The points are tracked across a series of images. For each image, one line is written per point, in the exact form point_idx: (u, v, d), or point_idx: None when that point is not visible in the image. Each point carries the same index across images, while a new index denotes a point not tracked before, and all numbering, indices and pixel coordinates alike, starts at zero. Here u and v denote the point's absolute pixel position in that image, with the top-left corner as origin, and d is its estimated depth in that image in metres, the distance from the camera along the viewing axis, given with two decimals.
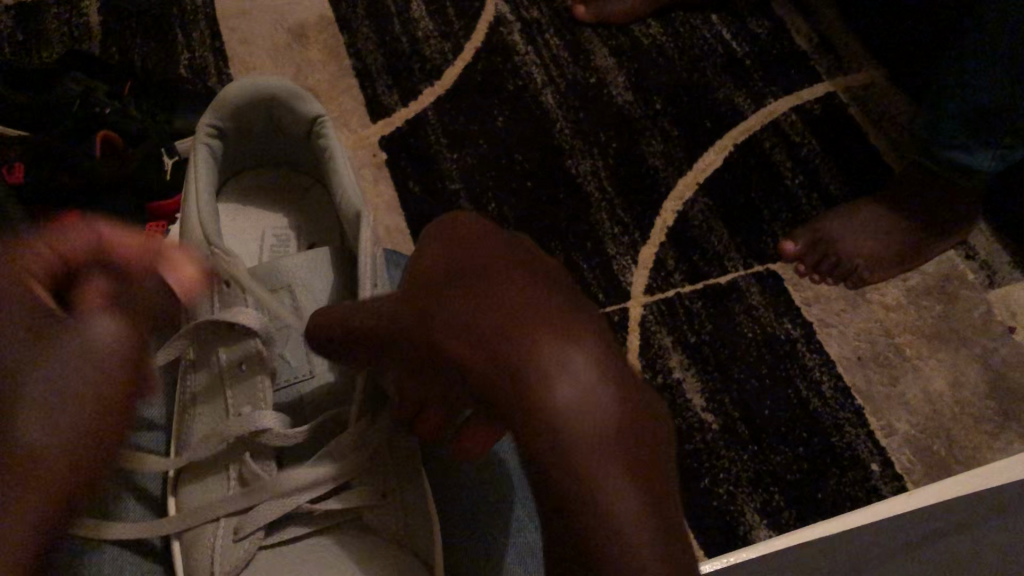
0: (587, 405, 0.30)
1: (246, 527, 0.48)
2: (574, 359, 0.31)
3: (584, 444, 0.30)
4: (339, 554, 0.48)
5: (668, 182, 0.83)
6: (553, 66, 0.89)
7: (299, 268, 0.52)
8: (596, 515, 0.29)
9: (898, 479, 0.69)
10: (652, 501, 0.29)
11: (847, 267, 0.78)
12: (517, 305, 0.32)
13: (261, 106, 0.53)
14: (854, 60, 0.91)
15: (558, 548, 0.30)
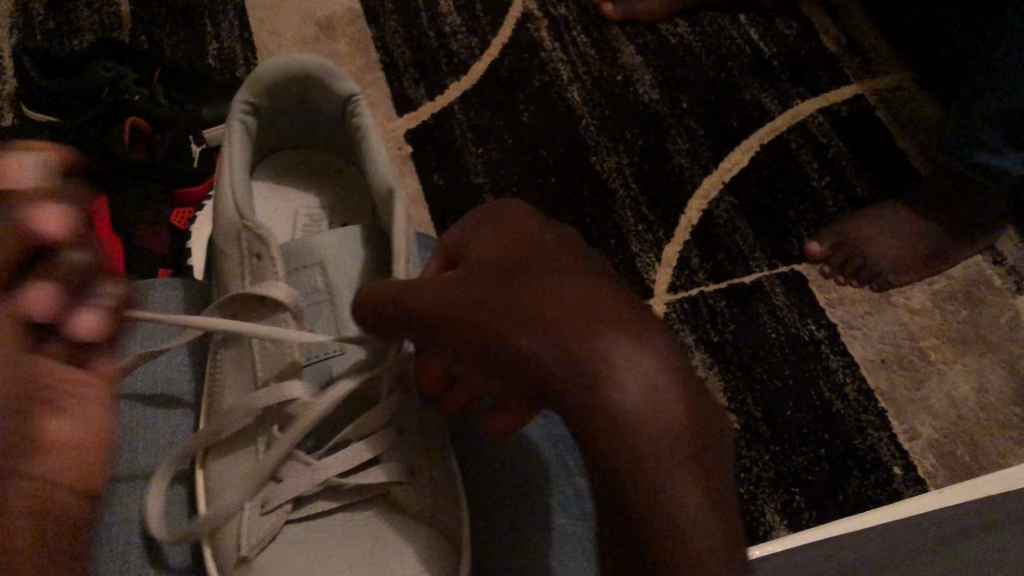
0: (649, 395, 0.28)
1: (273, 500, 0.47)
2: (635, 349, 0.29)
3: (644, 431, 0.28)
4: (367, 530, 0.47)
5: (693, 181, 0.83)
6: (579, 63, 0.89)
7: (330, 244, 0.51)
8: (650, 505, 0.27)
9: (921, 483, 0.69)
10: (711, 492, 0.28)
11: (872, 269, 0.77)
12: (576, 294, 0.31)
13: (295, 84, 0.52)
14: (882, 63, 0.90)
15: (613, 534, 0.29)
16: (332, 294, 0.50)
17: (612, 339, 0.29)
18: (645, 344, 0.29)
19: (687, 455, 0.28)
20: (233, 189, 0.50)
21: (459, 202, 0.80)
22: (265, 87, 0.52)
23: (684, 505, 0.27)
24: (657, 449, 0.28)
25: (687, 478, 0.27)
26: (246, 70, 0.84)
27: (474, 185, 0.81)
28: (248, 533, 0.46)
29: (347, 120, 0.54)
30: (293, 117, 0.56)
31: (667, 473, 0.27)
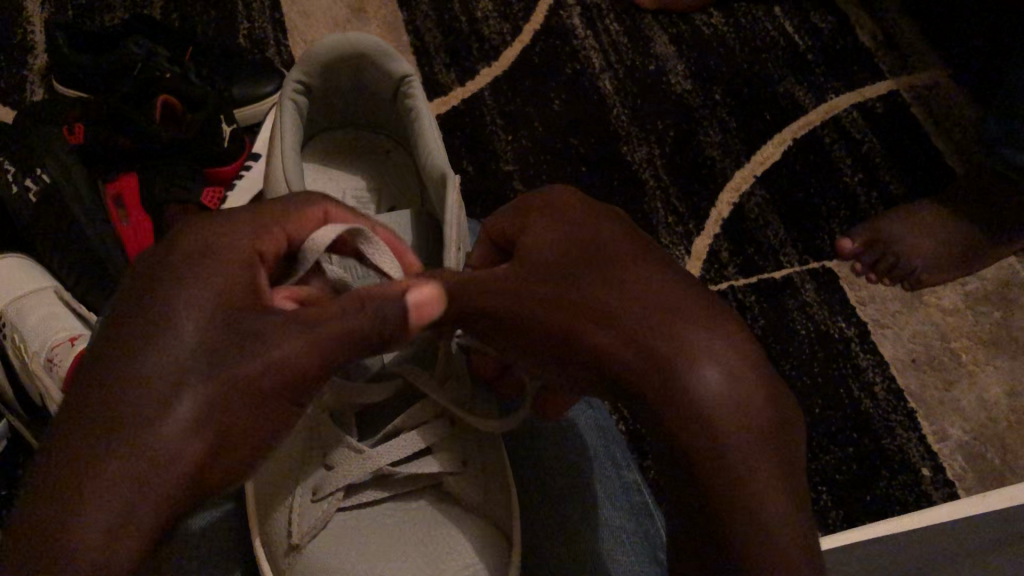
0: (735, 393, 0.31)
1: (326, 487, 0.47)
2: (721, 351, 0.31)
3: (731, 427, 0.30)
4: (421, 518, 0.47)
5: (725, 173, 0.82)
6: (611, 51, 0.88)
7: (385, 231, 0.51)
8: (738, 490, 0.29)
9: (950, 485, 0.68)
10: (790, 478, 0.30)
11: (905, 268, 0.76)
12: (658, 299, 0.33)
13: (347, 63, 0.52)
14: (918, 59, 0.89)
15: (691, 521, 0.31)
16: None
17: (702, 344, 0.32)
18: (736, 352, 0.32)
19: (775, 457, 0.30)
20: (285, 163, 0.50)
21: (488, 188, 0.79)
22: (319, 66, 0.52)
23: (774, 501, 0.29)
24: (754, 451, 0.30)
25: (776, 476, 0.30)
26: (276, 51, 0.84)
27: (504, 172, 0.80)
28: (300, 520, 0.46)
29: (398, 99, 0.54)
30: (343, 96, 0.56)
31: (750, 455, 0.30)
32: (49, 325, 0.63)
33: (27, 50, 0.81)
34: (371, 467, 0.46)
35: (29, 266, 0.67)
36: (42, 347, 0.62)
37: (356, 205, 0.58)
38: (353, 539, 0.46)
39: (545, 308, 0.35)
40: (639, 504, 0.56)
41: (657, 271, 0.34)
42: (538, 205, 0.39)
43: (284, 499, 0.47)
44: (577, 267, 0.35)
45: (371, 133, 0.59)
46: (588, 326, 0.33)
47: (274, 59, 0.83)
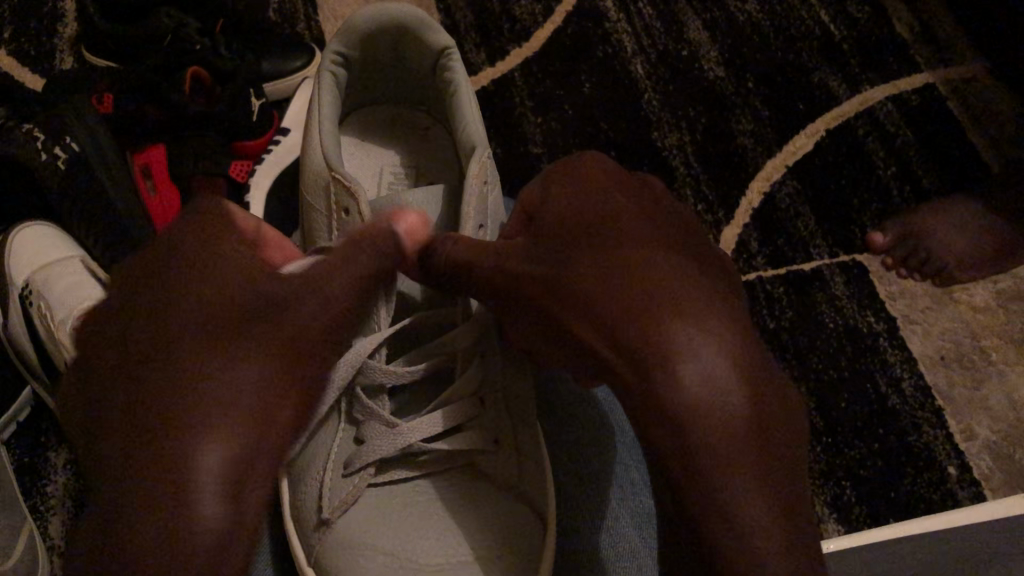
0: (708, 372, 0.34)
1: (357, 461, 0.47)
2: (696, 333, 0.35)
3: (700, 401, 0.34)
4: (450, 496, 0.47)
5: (756, 162, 0.81)
6: (643, 35, 0.86)
7: (419, 205, 0.51)
8: (702, 457, 0.34)
9: (976, 485, 0.67)
10: (756, 455, 0.33)
11: (937, 265, 0.75)
12: (646, 277, 0.37)
13: (387, 35, 0.52)
14: (956, 52, 0.87)
15: (673, 486, 0.35)
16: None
17: (676, 322, 0.35)
18: (709, 335, 0.35)
19: (752, 442, 0.33)
20: (322, 134, 0.49)
21: (515, 170, 0.79)
22: (359, 37, 0.51)
23: (739, 474, 0.33)
24: (735, 429, 0.34)
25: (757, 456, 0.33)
26: (306, 26, 0.83)
27: (532, 155, 0.80)
28: (331, 493, 0.46)
29: (438, 74, 0.53)
30: (381, 70, 0.55)
31: (714, 428, 0.33)
32: (75, 293, 0.63)
33: (58, 19, 0.80)
34: (403, 443, 0.47)
35: (54, 236, 0.67)
36: (66, 315, 0.61)
37: (393, 179, 0.57)
38: (387, 514, 0.46)
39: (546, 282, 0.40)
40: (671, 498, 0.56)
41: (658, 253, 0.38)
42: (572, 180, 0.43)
43: (316, 470, 0.47)
44: (583, 246, 0.39)
45: (409, 108, 0.59)
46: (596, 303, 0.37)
47: (304, 34, 0.83)
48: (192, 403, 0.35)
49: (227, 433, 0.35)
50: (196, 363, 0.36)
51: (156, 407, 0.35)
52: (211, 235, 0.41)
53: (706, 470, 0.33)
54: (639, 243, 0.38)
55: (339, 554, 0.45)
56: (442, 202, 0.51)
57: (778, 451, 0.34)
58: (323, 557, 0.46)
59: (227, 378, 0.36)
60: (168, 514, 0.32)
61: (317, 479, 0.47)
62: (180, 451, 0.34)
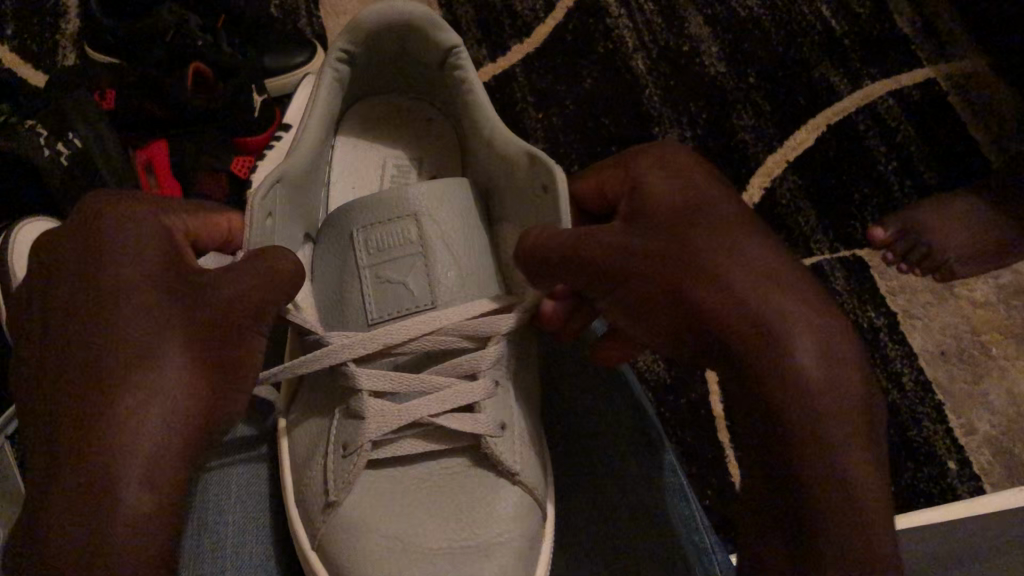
0: (828, 354, 0.36)
1: (354, 441, 0.47)
2: (817, 321, 0.37)
3: (831, 380, 0.35)
4: (455, 479, 0.47)
5: (757, 157, 0.81)
6: (645, 30, 0.86)
7: (426, 198, 0.51)
8: (829, 433, 0.34)
9: (976, 479, 0.68)
10: (867, 437, 0.35)
11: (939, 259, 0.75)
12: (761, 264, 0.38)
13: (392, 31, 0.52)
14: (957, 46, 0.87)
15: (771, 465, 0.36)
16: (425, 245, 0.50)
17: (796, 306, 0.37)
18: (825, 321, 0.37)
19: (863, 422, 0.35)
20: None
21: None
22: (363, 34, 0.51)
23: (853, 450, 0.34)
24: (837, 406, 0.35)
25: (855, 432, 0.35)
26: (308, 21, 0.83)
27: None
28: (334, 475, 0.47)
29: (444, 71, 0.54)
30: (385, 66, 0.55)
31: (842, 409, 0.35)
32: None
33: (60, 15, 0.80)
34: (403, 420, 0.47)
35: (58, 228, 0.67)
36: None
37: (397, 172, 0.58)
38: (388, 501, 0.46)
39: (653, 259, 0.40)
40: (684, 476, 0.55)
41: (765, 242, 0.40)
42: (645, 164, 0.45)
43: (319, 459, 0.48)
44: (691, 225, 0.40)
45: (413, 99, 0.59)
46: (672, 279, 0.39)
47: (305, 30, 0.83)
48: (109, 424, 0.36)
49: (143, 450, 0.36)
50: (114, 378, 0.37)
51: (84, 416, 0.36)
52: (128, 232, 0.41)
53: (827, 445, 0.34)
54: (740, 229, 0.40)
55: (341, 539, 0.45)
56: (451, 199, 0.52)
57: (872, 430, 0.36)
58: (325, 542, 0.46)
59: (142, 393, 0.37)
60: (94, 527, 0.34)
61: (320, 467, 0.48)
62: (105, 468, 0.35)
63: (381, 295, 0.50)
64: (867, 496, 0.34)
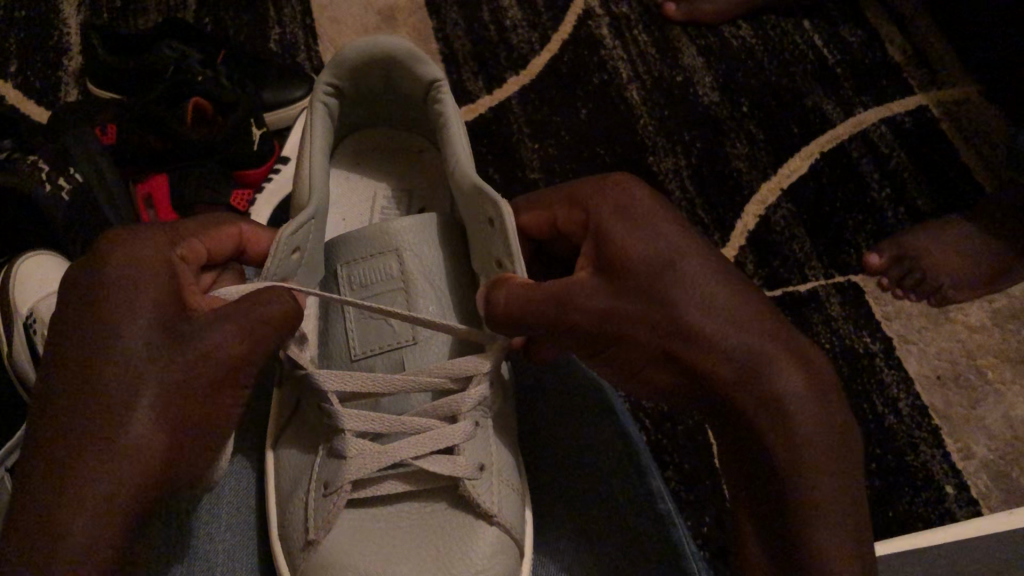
0: (818, 410, 0.38)
1: (336, 482, 0.47)
2: (800, 378, 0.38)
3: (822, 439, 0.37)
4: (432, 520, 0.47)
5: (751, 186, 0.82)
6: (639, 62, 0.88)
7: (408, 232, 0.51)
8: (829, 493, 0.36)
9: (975, 504, 0.67)
10: (855, 475, 0.38)
11: (932, 285, 0.76)
12: (738, 319, 0.40)
13: (376, 66, 0.52)
14: (948, 75, 0.88)
15: (772, 524, 0.38)
16: (408, 279, 0.50)
17: (784, 365, 0.39)
18: (807, 372, 0.39)
19: (851, 463, 0.38)
20: (312, 162, 0.50)
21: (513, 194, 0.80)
22: (347, 69, 0.52)
23: (845, 498, 0.37)
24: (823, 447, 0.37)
25: (846, 473, 0.37)
26: (307, 56, 0.84)
27: (530, 180, 0.81)
28: (315, 514, 0.47)
29: (429, 103, 0.54)
30: (376, 97, 0.56)
31: (836, 463, 0.37)
32: None
33: (63, 52, 0.82)
34: (383, 461, 0.47)
35: (59, 264, 0.68)
36: None
37: (387, 206, 0.58)
38: (366, 533, 0.47)
39: (646, 322, 0.41)
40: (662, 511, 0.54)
41: (736, 283, 0.41)
42: (597, 199, 0.45)
43: (301, 496, 0.48)
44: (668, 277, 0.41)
45: (403, 134, 0.60)
46: (653, 331, 0.41)
47: (304, 64, 0.84)
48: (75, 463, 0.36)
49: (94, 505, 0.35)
50: (90, 456, 0.36)
51: (50, 485, 0.35)
52: (129, 275, 0.40)
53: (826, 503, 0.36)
54: (712, 271, 0.41)
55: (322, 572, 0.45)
56: (432, 232, 0.52)
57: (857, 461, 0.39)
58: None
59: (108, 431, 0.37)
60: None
61: (304, 504, 0.48)
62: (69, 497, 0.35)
63: (365, 331, 0.51)
64: (850, 525, 0.36)
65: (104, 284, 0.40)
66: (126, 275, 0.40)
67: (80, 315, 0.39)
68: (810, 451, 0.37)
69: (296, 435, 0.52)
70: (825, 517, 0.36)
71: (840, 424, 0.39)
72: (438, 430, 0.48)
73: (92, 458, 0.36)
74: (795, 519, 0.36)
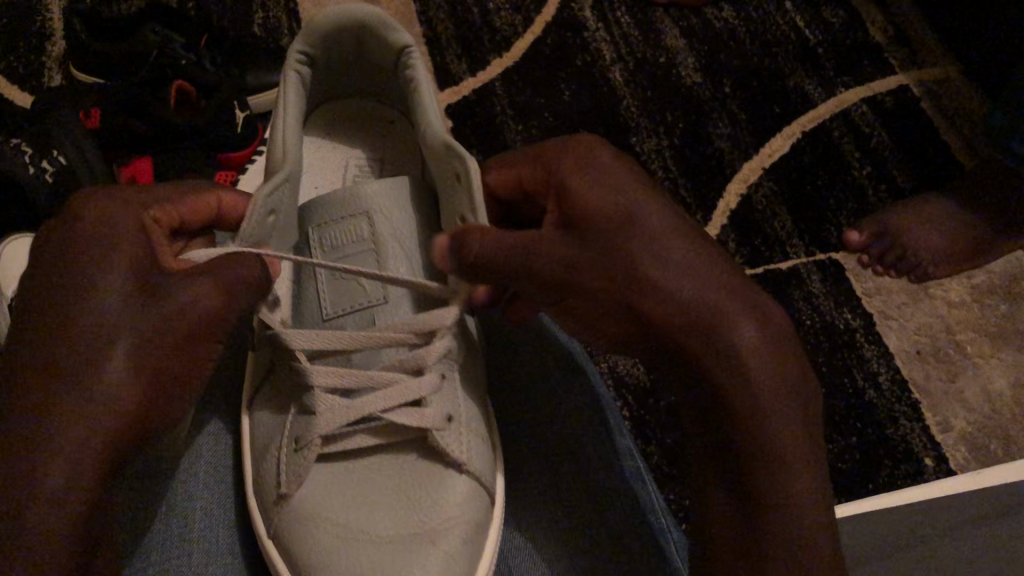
0: (771, 353, 0.40)
1: (309, 436, 0.48)
2: (752, 324, 0.41)
3: (775, 379, 0.40)
4: (403, 473, 0.48)
5: (732, 165, 0.82)
6: (622, 44, 0.88)
7: (378, 194, 0.52)
8: (781, 429, 0.39)
9: (953, 476, 0.68)
10: (809, 414, 0.40)
11: (912, 261, 0.76)
12: (693, 271, 0.43)
13: (348, 33, 0.53)
14: (929, 54, 0.89)
15: (728, 464, 0.39)
16: (377, 239, 0.51)
17: (736, 313, 0.41)
18: (758, 320, 0.42)
19: (804, 405, 0.40)
20: (285, 127, 0.50)
21: None
22: (319, 36, 0.52)
23: (798, 435, 0.39)
24: (780, 391, 0.40)
25: (799, 412, 0.40)
26: (290, 39, 0.85)
27: None
28: (288, 469, 0.48)
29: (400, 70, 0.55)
30: (344, 67, 0.56)
31: (789, 403, 0.40)
32: None
33: (46, 38, 0.82)
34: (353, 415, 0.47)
35: None
36: None
37: (359, 172, 0.59)
38: (340, 488, 0.47)
39: (607, 273, 0.43)
40: (630, 468, 0.56)
41: (690, 238, 0.44)
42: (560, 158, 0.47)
43: (275, 451, 0.49)
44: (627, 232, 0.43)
45: (373, 103, 0.60)
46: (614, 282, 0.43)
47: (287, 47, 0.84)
48: (51, 407, 0.37)
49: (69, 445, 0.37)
50: (67, 400, 0.38)
51: (17, 449, 0.36)
52: (104, 236, 0.42)
53: (779, 439, 0.38)
54: (667, 228, 0.44)
55: (296, 526, 0.46)
56: (402, 192, 0.53)
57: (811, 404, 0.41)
58: (279, 529, 0.47)
59: (85, 397, 0.38)
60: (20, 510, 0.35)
61: (277, 459, 0.48)
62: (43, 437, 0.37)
63: (336, 291, 0.51)
64: (801, 460, 0.38)
65: (79, 249, 0.41)
66: (102, 236, 0.42)
67: (56, 271, 0.41)
68: (764, 391, 0.39)
69: (269, 391, 0.52)
70: (780, 452, 0.38)
71: (794, 367, 0.41)
72: (407, 382, 0.48)
73: (68, 402, 0.38)
74: (751, 456, 0.38)
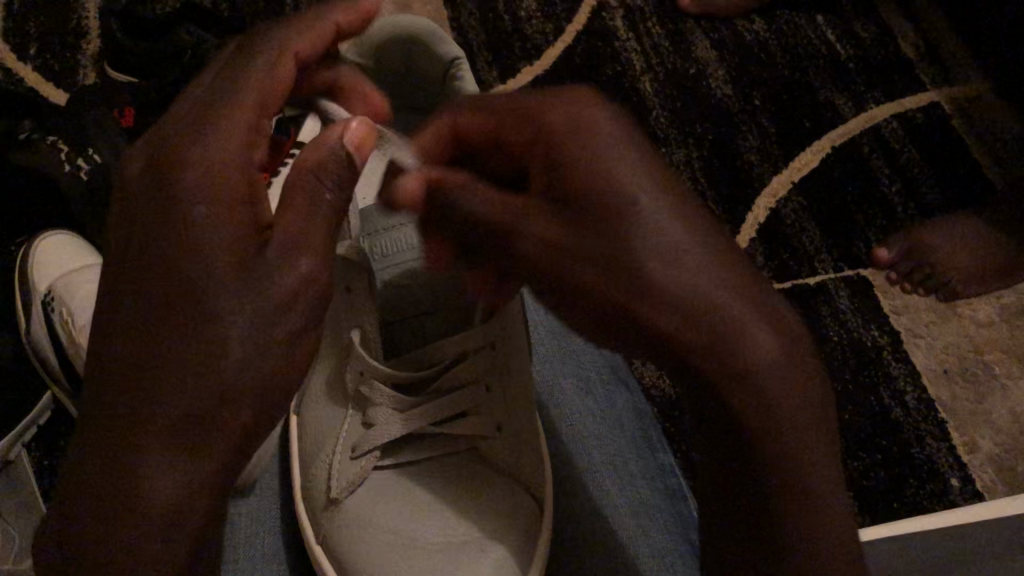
0: (786, 384, 0.34)
1: (363, 445, 0.48)
2: (766, 342, 0.34)
3: (787, 415, 0.34)
4: (455, 482, 0.48)
5: (762, 178, 0.82)
6: (653, 54, 0.88)
7: None
8: (803, 469, 0.34)
9: (979, 497, 0.68)
10: (814, 454, 0.35)
11: (942, 279, 0.76)
12: (707, 262, 0.34)
13: (399, 47, 0.53)
14: (959, 73, 0.89)
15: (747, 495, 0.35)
16: None
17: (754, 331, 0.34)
18: (777, 338, 0.34)
19: (818, 441, 0.35)
20: None
21: None
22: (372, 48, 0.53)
23: (821, 476, 0.35)
24: (793, 427, 0.34)
25: (820, 453, 0.35)
26: None
27: None
28: (340, 475, 0.48)
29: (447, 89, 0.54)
30: None
31: (801, 440, 0.34)
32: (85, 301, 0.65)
33: (81, 36, 0.83)
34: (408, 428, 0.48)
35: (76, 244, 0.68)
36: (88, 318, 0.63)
37: None
38: (392, 496, 0.47)
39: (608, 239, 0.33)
40: (666, 485, 0.56)
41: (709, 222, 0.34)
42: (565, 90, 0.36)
43: (326, 455, 0.49)
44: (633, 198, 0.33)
45: None
46: (620, 278, 0.33)
47: None
48: (140, 420, 0.31)
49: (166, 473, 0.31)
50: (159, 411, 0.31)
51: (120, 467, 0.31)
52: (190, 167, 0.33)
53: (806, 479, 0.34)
54: (682, 203, 0.34)
55: (347, 532, 0.46)
56: None
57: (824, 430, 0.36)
58: (329, 535, 0.47)
59: (183, 396, 0.31)
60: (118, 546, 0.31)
61: (327, 465, 0.48)
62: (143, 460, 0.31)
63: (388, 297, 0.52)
64: (826, 500, 0.35)
65: (161, 192, 0.33)
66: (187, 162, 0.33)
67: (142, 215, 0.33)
68: (780, 428, 0.34)
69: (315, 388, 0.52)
70: (804, 492, 0.34)
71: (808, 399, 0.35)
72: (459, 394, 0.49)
73: (155, 411, 0.31)
74: (775, 494, 0.34)
